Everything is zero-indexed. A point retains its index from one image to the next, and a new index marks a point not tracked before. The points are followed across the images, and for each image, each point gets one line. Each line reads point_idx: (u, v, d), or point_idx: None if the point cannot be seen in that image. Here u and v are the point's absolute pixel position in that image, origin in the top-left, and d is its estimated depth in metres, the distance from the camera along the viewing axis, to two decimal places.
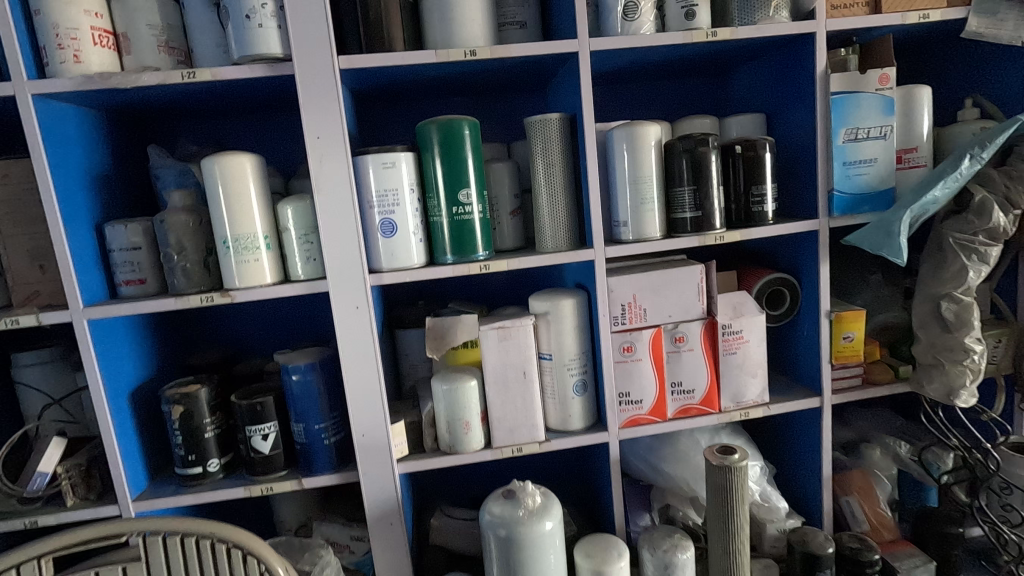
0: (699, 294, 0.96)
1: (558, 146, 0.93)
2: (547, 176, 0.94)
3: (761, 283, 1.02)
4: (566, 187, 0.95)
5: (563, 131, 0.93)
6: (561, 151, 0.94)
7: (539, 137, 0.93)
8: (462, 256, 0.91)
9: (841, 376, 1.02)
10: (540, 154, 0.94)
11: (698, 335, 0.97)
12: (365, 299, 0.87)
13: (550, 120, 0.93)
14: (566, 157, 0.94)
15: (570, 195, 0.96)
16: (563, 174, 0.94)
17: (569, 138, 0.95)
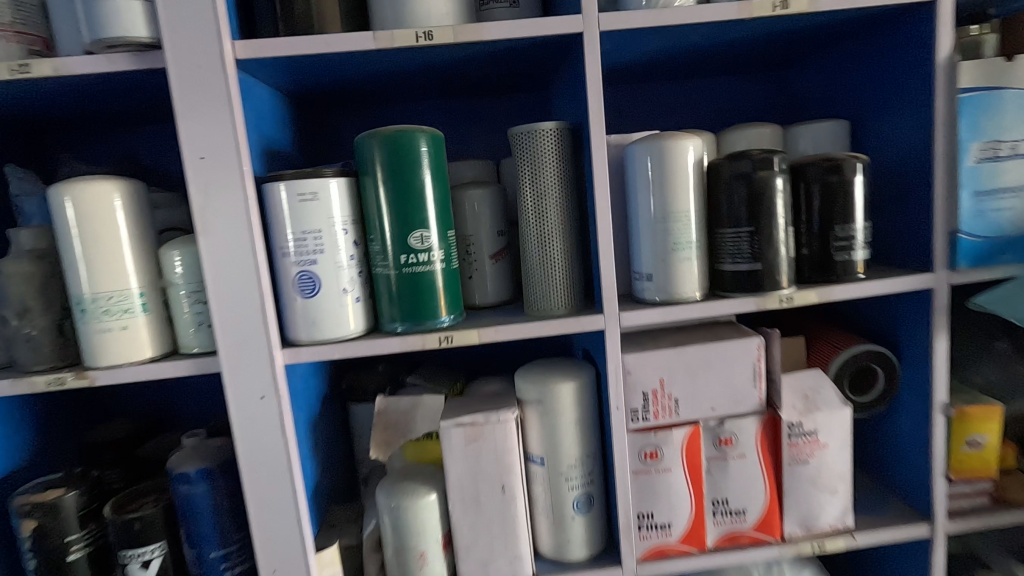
0: (755, 379, 0.67)
1: (554, 167, 0.66)
2: (540, 210, 0.67)
3: (842, 358, 0.72)
4: (566, 225, 0.67)
5: (561, 146, 0.66)
6: (559, 175, 0.66)
7: (528, 155, 0.66)
8: (417, 324, 0.65)
9: (959, 494, 0.72)
10: (529, 178, 0.67)
11: (752, 437, 0.68)
12: (274, 385, 0.62)
13: (542, 131, 0.65)
14: (566, 182, 0.67)
15: (572, 236, 0.68)
16: (561, 207, 0.67)
17: (570, 157, 0.67)
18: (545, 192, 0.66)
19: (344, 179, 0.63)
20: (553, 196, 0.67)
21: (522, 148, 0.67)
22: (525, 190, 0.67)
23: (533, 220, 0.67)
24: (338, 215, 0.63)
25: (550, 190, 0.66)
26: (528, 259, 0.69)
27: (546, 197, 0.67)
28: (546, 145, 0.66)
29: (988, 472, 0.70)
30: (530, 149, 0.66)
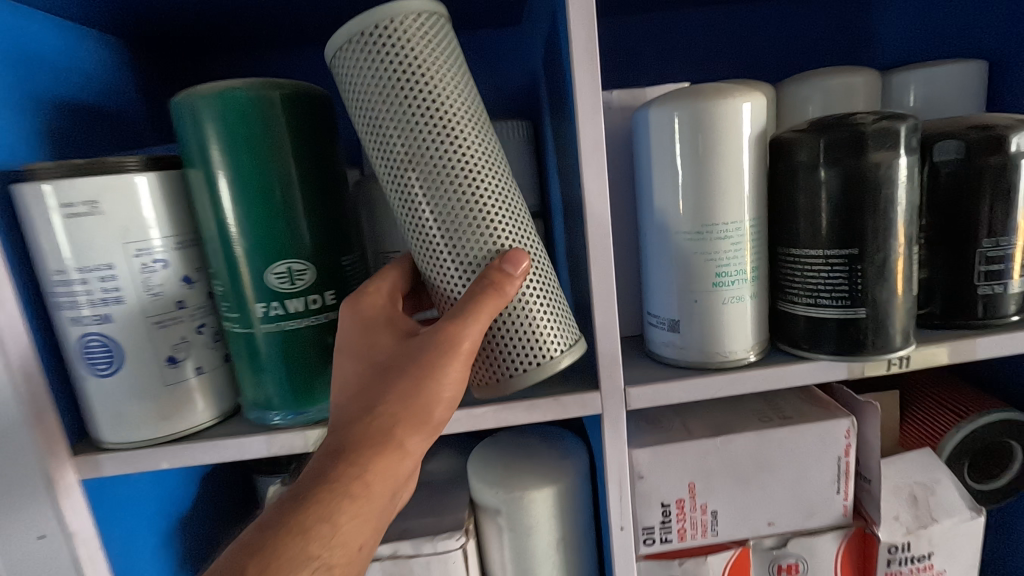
0: (839, 480, 0.43)
1: (419, 100, 0.35)
2: (426, 181, 0.35)
3: (961, 437, 0.47)
4: (482, 199, 0.36)
5: (425, 52, 0.35)
6: (438, 110, 0.35)
7: (368, 77, 0.35)
8: (298, 412, 0.40)
9: None
10: (382, 122, 0.36)
11: (831, 562, 0.44)
12: (57, 521, 0.38)
13: (383, 26, 0.34)
14: (452, 105, 0.35)
15: (505, 223, 0.36)
16: (459, 169, 0.35)
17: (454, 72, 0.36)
18: (418, 145, 0.35)
19: (158, 176, 0.37)
20: (435, 149, 0.35)
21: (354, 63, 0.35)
22: (394, 151, 0.36)
23: (423, 206, 0.36)
24: (149, 238, 0.37)
25: (432, 141, 0.35)
26: (433, 280, 0.38)
27: (424, 152, 0.35)
28: (397, 49, 0.34)
29: None
30: (372, 64, 0.35)
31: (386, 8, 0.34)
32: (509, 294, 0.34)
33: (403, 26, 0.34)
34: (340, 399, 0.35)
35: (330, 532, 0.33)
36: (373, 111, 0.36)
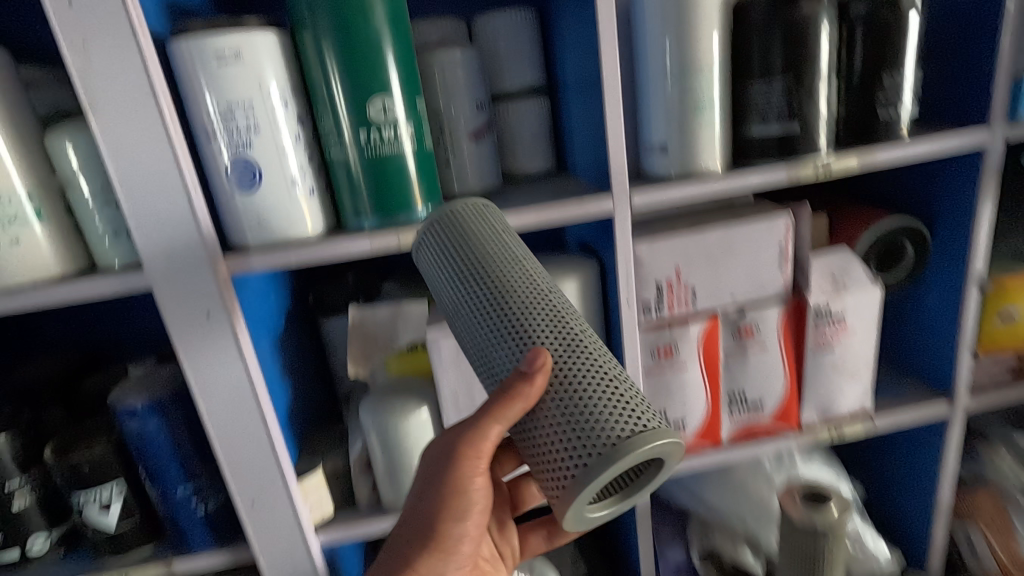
0: (782, 262, 0.59)
1: (476, 281, 0.44)
2: (479, 300, 0.44)
3: (870, 237, 0.65)
4: (522, 322, 0.43)
5: (470, 229, 0.46)
6: (483, 275, 0.44)
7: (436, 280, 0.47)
8: (389, 220, 0.53)
9: (983, 370, 0.68)
10: (456, 330, 0.46)
11: (776, 325, 0.61)
12: (222, 302, 0.51)
13: (442, 214, 0.47)
14: (495, 250, 0.45)
15: (542, 338, 0.42)
16: (495, 299, 0.44)
17: (499, 251, 0.45)
18: (474, 325, 0.44)
19: (276, 34, 0.49)
20: (479, 326, 0.44)
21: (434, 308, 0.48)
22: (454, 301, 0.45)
23: (478, 324, 0.44)
24: (274, 82, 0.48)
25: (474, 263, 0.44)
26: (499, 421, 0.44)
27: (474, 325, 0.44)
28: (449, 214, 0.47)
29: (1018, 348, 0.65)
30: (433, 252, 0.47)
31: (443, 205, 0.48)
32: (522, 390, 0.39)
33: (453, 217, 0.47)
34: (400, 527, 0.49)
35: None
36: (442, 293, 0.47)
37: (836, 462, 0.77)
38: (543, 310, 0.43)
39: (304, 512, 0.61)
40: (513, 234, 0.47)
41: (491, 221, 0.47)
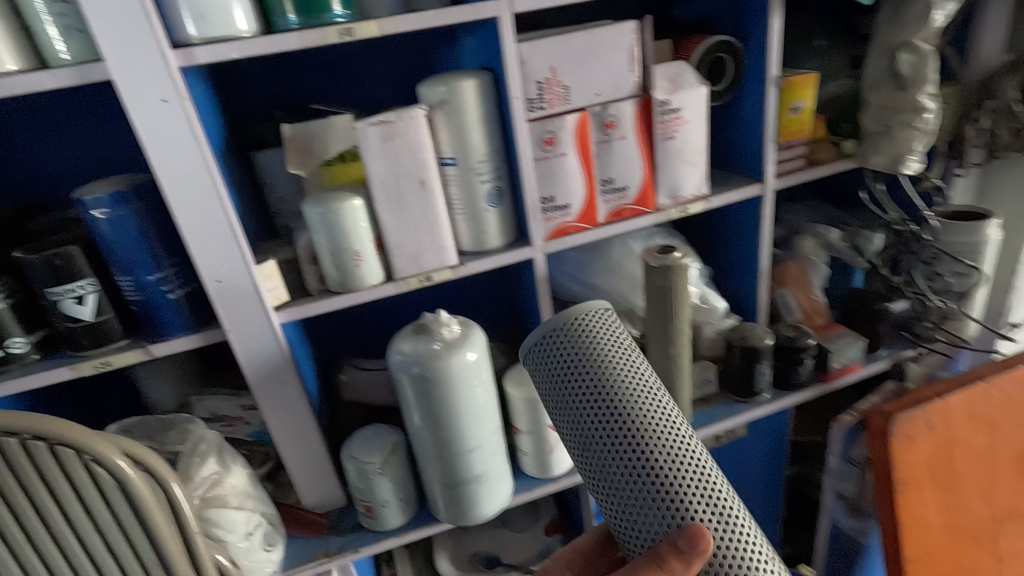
0: (631, 65, 0.77)
1: (615, 418, 0.55)
2: (612, 418, 0.56)
3: (699, 52, 0.84)
4: (648, 436, 0.54)
5: (595, 348, 0.59)
6: (621, 414, 0.55)
7: (549, 384, 0.60)
8: (312, 21, 0.64)
9: (785, 159, 0.90)
10: (566, 405, 0.58)
11: (631, 118, 0.80)
12: (176, 90, 0.60)
13: (564, 320, 0.61)
14: (621, 372, 0.57)
15: (674, 474, 0.53)
16: (632, 432, 0.55)
17: (626, 387, 0.56)
18: (601, 436, 0.56)
19: None
20: (614, 435, 0.55)
21: (534, 365, 0.62)
22: (584, 419, 0.57)
23: (614, 439, 0.55)
24: None
25: (610, 393, 0.56)
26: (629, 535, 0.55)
27: (612, 457, 0.55)
28: (577, 324, 0.60)
29: (804, 133, 0.89)
30: (563, 360, 0.59)
31: (565, 310, 0.61)
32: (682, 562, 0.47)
33: (576, 322, 0.60)
34: None
35: None
36: (568, 400, 0.58)
37: (690, 249, 0.99)
38: (675, 454, 0.54)
39: (264, 292, 0.73)
40: (637, 358, 0.60)
41: (608, 324, 0.62)
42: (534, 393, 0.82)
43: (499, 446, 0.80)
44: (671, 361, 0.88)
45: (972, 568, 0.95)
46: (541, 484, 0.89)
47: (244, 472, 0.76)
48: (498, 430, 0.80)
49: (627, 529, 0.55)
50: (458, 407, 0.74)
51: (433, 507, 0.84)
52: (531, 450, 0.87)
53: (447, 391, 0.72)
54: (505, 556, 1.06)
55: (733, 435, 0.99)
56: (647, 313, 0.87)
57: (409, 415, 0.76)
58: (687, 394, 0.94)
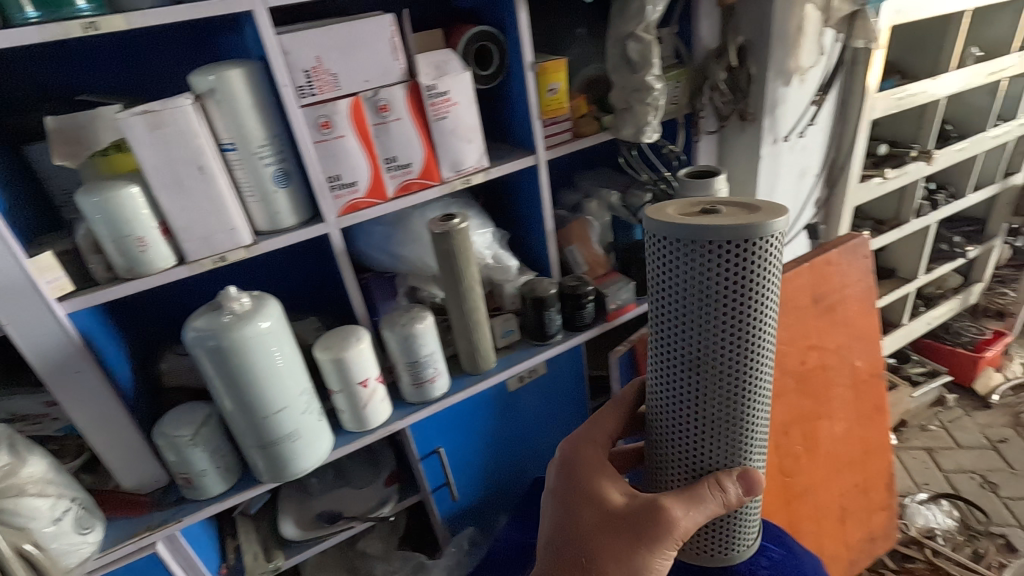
0: (394, 53, 0.86)
1: (738, 346, 0.63)
2: (735, 346, 0.63)
3: (464, 41, 0.95)
4: (751, 373, 0.65)
5: (754, 287, 0.60)
6: (744, 356, 0.64)
7: (696, 286, 0.60)
8: (53, 15, 0.66)
9: (553, 133, 1.05)
10: (698, 316, 0.62)
11: (403, 101, 0.89)
12: None
13: (748, 241, 0.57)
14: (760, 310, 0.62)
15: (753, 404, 0.68)
16: (744, 368, 0.65)
17: (757, 322, 0.63)
18: (719, 355, 0.64)
19: None
20: (728, 362, 0.64)
21: (675, 256, 0.61)
22: (718, 339, 0.63)
23: (725, 366, 0.64)
24: None
25: (744, 328, 0.62)
26: (702, 437, 0.70)
27: (717, 379, 0.65)
28: (752, 249, 0.58)
29: (563, 110, 1.04)
30: (722, 276, 0.59)
31: (757, 232, 0.57)
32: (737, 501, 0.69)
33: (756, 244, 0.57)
34: (596, 521, 0.68)
35: (580, 549, 0.67)
36: (711, 313, 0.61)
37: (485, 216, 1.12)
38: (760, 389, 0.68)
39: (42, 283, 0.74)
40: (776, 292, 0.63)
41: (778, 255, 0.60)
42: (340, 355, 0.91)
43: (307, 405, 0.89)
44: (467, 314, 1.01)
45: None
46: (360, 437, 0.98)
47: (43, 461, 0.78)
48: (305, 390, 0.88)
49: (691, 428, 0.70)
50: (256, 372, 0.81)
51: (255, 470, 0.90)
52: (346, 407, 0.96)
53: (243, 358, 0.79)
54: (347, 511, 1.15)
55: (535, 374, 1.14)
56: (441, 275, 0.99)
57: (213, 386, 0.82)
58: (489, 342, 1.07)
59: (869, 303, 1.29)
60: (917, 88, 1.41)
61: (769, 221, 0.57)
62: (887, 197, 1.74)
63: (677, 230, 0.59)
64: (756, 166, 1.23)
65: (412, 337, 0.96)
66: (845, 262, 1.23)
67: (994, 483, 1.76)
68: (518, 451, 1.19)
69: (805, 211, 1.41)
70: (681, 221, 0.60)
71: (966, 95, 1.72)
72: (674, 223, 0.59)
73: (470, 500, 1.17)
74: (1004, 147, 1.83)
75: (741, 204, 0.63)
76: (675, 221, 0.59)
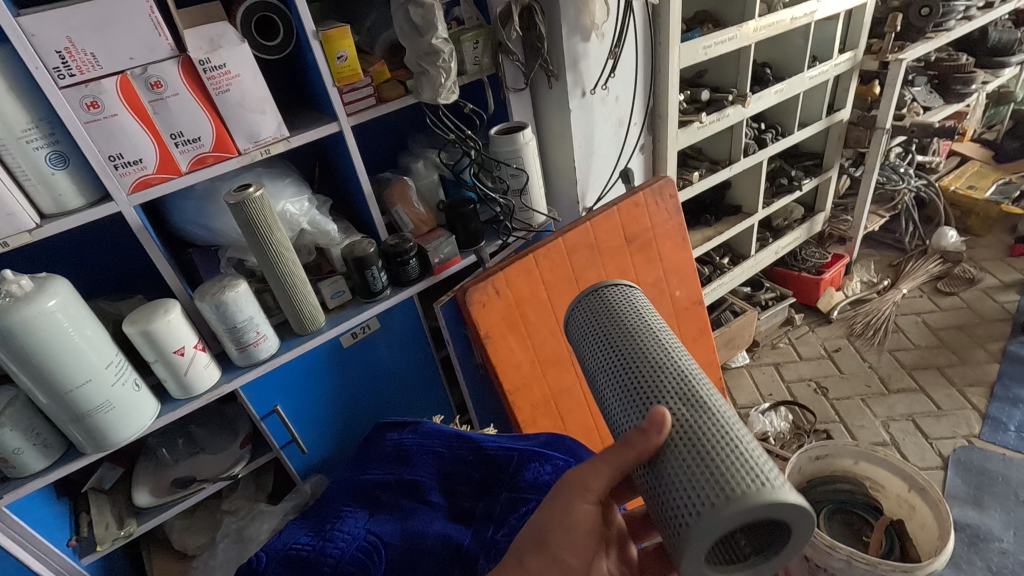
0: (157, 29, 0.88)
1: (614, 340, 0.73)
2: (611, 339, 0.73)
3: (242, 14, 0.98)
4: (636, 352, 0.70)
5: (606, 303, 0.79)
6: (620, 340, 0.72)
7: (576, 327, 0.80)
8: None
9: (353, 99, 1.09)
10: (583, 341, 0.78)
11: (177, 76, 0.92)
12: None
13: (591, 288, 0.83)
14: (624, 313, 0.76)
15: (659, 378, 0.67)
16: (624, 352, 0.71)
17: (625, 320, 0.75)
18: (603, 356, 0.73)
19: None
20: (609, 353, 0.73)
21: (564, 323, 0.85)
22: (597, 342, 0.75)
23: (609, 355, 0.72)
24: None
25: (610, 326, 0.75)
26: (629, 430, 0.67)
27: (610, 369, 0.71)
28: (595, 289, 0.82)
29: (358, 76, 1.07)
30: (583, 309, 0.80)
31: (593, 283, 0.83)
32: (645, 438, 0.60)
33: (598, 287, 0.82)
34: None
35: None
36: (586, 334, 0.77)
37: (301, 184, 1.16)
38: (664, 365, 0.68)
39: None
40: (644, 310, 0.78)
41: (627, 290, 0.82)
42: (148, 327, 0.95)
43: (117, 376, 0.93)
44: (282, 279, 1.06)
45: (558, 383, 1.33)
46: (187, 402, 1.04)
47: None
48: (113, 363, 0.93)
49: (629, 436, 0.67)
50: (50, 350, 0.84)
51: (76, 443, 0.95)
52: (168, 376, 1.01)
53: (30, 337, 0.82)
54: (200, 475, 1.21)
55: (369, 329, 1.22)
56: (249, 243, 1.03)
57: (9, 367, 0.86)
58: (315, 304, 1.14)
59: (681, 241, 1.45)
60: (723, 36, 1.51)
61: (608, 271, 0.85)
62: (721, 139, 1.88)
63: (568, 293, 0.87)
64: (567, 119, 1.32)
65: (224, 303, 1.00)
66: (652, 203, 1.38)
67: (825, 387, 2.00)
68: (363, 402, 1.29)
69: (629, 158, 1.53)
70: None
71: (785, 39, 1.86)
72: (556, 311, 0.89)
73: (319, 451, 1.26)
74: (825, 86, 2.00)
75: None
76: None
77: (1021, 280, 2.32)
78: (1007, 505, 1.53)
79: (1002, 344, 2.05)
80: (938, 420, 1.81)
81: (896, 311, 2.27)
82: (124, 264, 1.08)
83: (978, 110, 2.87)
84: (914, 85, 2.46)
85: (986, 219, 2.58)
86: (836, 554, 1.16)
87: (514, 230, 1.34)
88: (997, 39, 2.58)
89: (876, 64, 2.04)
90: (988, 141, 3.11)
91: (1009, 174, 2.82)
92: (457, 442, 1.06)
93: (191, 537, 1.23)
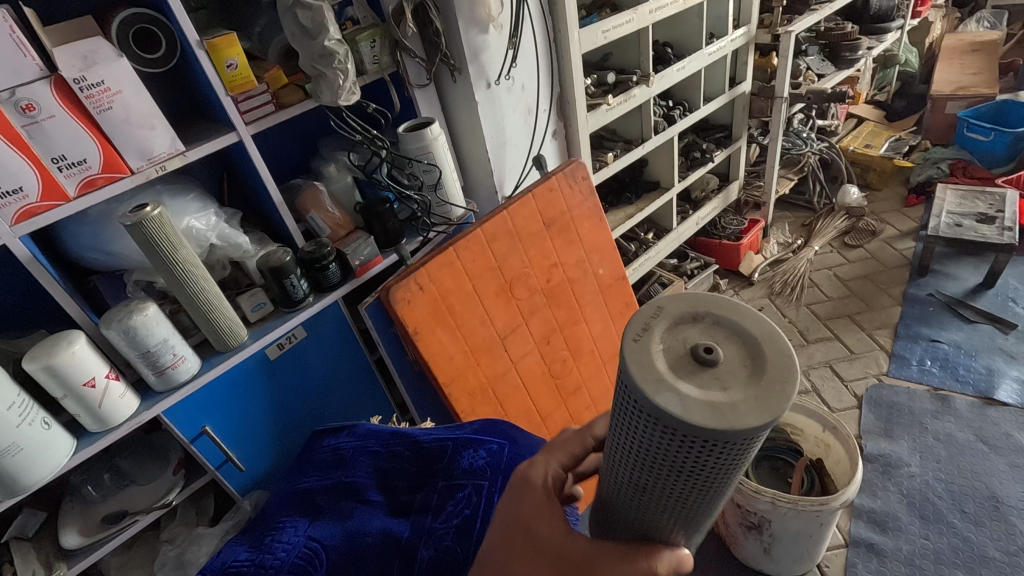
0: (21, 49, 0.83)
1: (689, 493, 0.57)
2: (689, 491, 0.57)
3: (117, 29, 0.94)
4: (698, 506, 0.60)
5: (729, 461, 0.52)
6: (691, 497, 0.58)
7: (672, 457, 0.53)
8: None
9: (250, 107, 1.07)
10: (662, 470, 0.55)
11: (50, 97, 0.87)
12: None
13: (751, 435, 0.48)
14: (729, 471, 0.55)
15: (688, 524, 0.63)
16: (687, 503, 0.59)
17: (723, 480, 0.56)
18: (666, 494, 0.58)
19: None
20: (672, 498, 0.59)
21: (658, 424, 0.50)
22: (673, 482, 0.56)
23: (673, 499, 0.59)
24: None
25: (707, 483, 0.55)
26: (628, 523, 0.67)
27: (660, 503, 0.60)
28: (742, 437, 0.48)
29: (252, 83, 1.05)
30: (701, 451, 0.51)
31: (755, 432, 0.48)
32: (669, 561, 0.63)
33: (753, 437, 0.49)
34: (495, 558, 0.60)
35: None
36: (670, 468, 0.55)
37: (206, 199, 1.13)
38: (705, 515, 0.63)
39: None
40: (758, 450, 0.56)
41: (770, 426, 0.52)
42: (50, 362, 0.91)
43: (20, 418, 0.89)
44: (194, 298, 1.03)
45: (492, 371, 1.36)
46: (105, 435, 1.00)
47: None
48: (15, 404, 0.88)
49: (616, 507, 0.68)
50: None
51: None
52: (79, 410, 0.96)
53: None
54: (132, 508, 1.17)
55: (295, 339, 1.21)
56: (153, 264, 1.00)
57: None
58: (235, 319, 1.12)
59: (597, 219, 1.53)
60: (620, 19, 1.56)
61: (758, 412, 0.47)
62: (632, 120, 1.95)
63: (671, 417, 0.48)
64: (475, 111, 1.34)
65: (133, 329, 0.97)
66: (566, 187, 1.45)
67: None
68: (298, 412, 1.28)
69: (541, 145, 1.57)
70: (661, 376, 0.49)
71: (683, 18, 1.94)
72: (670, 409, 0.48)
73: (256, 466, 1.24)
74: (724, 61, 2.10)
75: (749, 339, 0.52)
76: (666, 401, 0.48)
77: (916, 227, 2.53)
78: (913, 432, 1.69)
79: (903, 287, 2.24)
80: (851, 363, 1.96)
81: (810, 268, 2.43)
82: (22, 298, 1.04)
83: (867, 75, 3.09)
84: (807, 55, 2.62)
85: (884, 174, 2.79)
86: (761, 498, 1.24)
87: (433, 225, 1.35)
88: (878, 6, 2.77)
89: (768, 38, 2.16)
90: (880, 102, 3.35)
91: (900, 131, 3.05)
92: (393, 439, 1.07)
93: (131, 572, 1.19)
